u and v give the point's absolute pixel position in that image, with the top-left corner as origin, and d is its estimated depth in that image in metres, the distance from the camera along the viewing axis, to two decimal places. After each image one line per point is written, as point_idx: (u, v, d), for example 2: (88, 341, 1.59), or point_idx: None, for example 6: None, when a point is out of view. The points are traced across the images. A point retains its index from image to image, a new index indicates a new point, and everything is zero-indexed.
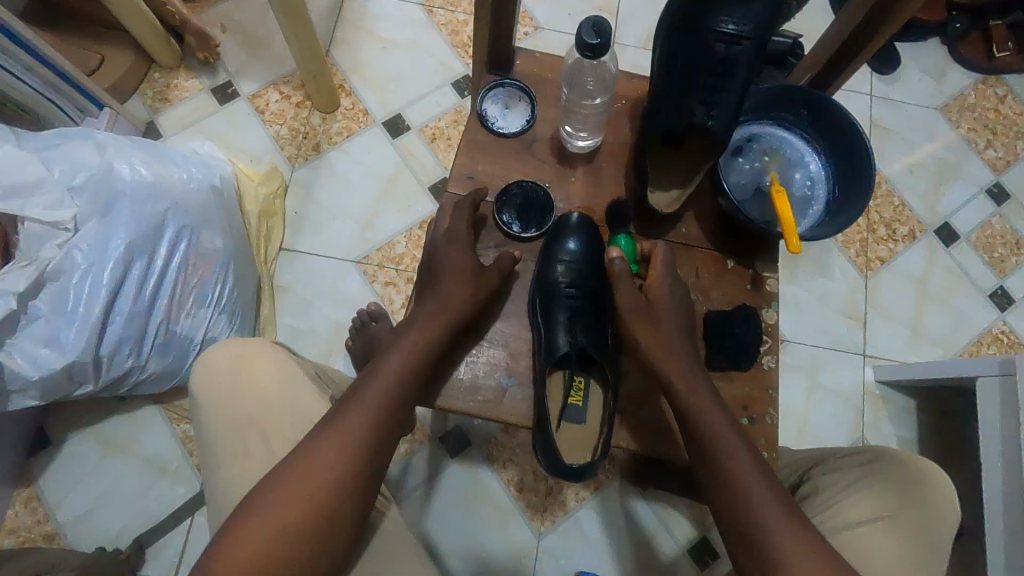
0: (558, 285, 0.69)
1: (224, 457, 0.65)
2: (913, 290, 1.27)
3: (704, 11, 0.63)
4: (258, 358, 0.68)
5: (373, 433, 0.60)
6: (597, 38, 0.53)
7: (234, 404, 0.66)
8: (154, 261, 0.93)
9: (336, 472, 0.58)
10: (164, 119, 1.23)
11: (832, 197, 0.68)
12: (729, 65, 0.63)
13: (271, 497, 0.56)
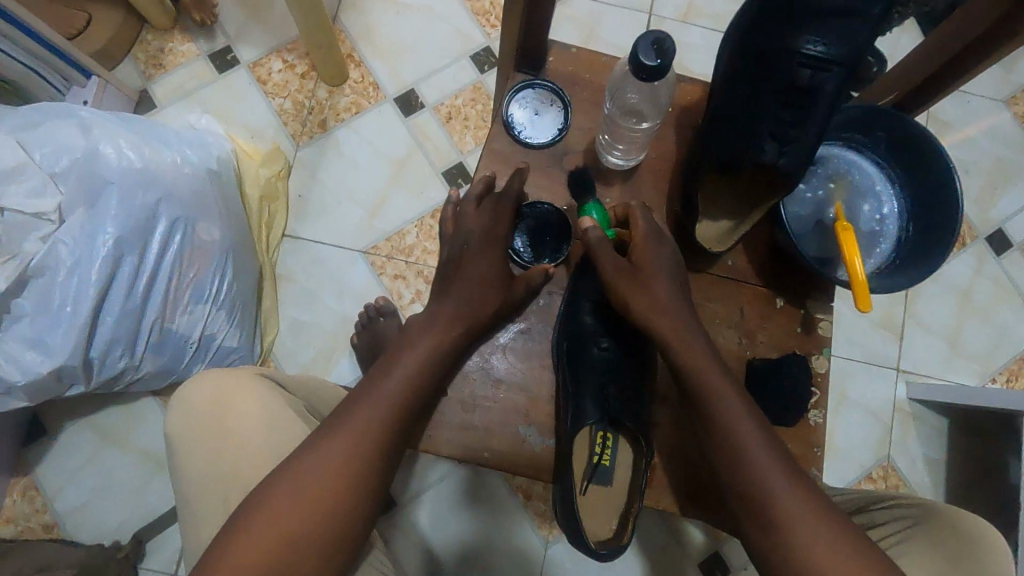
0: (584, 330, 0.64)
1: (203, 514, 0.60)
2: (957, 302, 1.18)
3: (785, 29, 0.55)
4: (241, 397, 0.63)
5: (367, 443, 0.55)
6: (658, 60, 0.49)
7: (216, 451, 0.61)
8: (147, 255, 0.86)
9: (331, 481, 0.53)
10: (158, 87, 1.14)
11: (905, 235, 0.61)
12: (811, 94, 0.54)
13: (258, 516, 0.51)
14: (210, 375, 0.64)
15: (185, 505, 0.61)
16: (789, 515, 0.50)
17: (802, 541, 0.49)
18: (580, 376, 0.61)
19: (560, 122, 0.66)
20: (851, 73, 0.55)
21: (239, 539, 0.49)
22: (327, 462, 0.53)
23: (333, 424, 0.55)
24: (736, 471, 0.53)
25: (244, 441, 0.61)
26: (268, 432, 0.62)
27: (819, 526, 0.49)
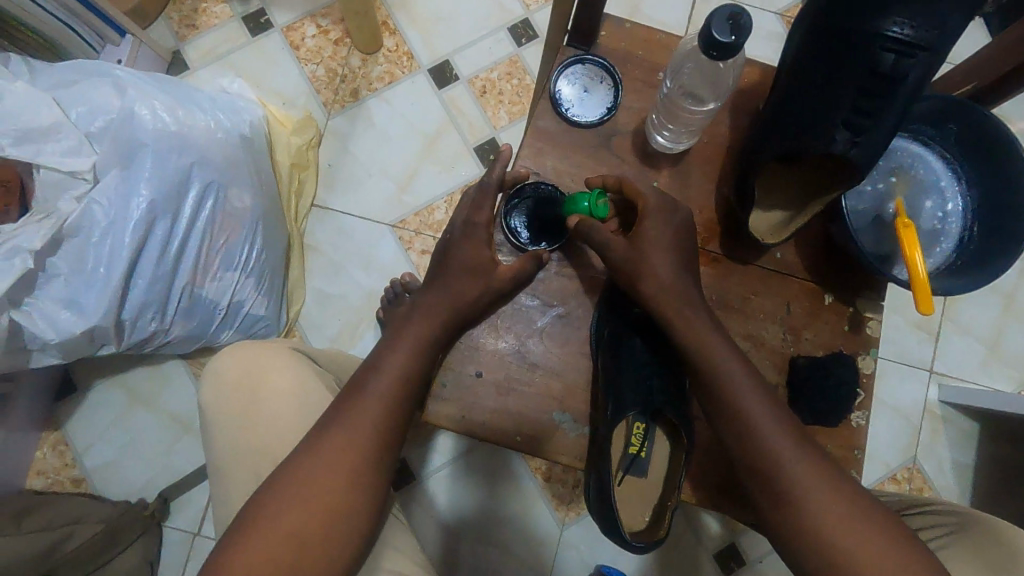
0: (628, 318, 0.63)
1: (234, 487, 0.60)
2: (999, 305, 1.14)
3: (869, 8, 0.51)
4: (270, 371, 0.63)
5: (377, 421, 0.56)
6: (731, 37, 0.46)
7: (246, 424, 0.61)
8: (179, 220, 0.86)
9: (349, 454, 0.54)
10: (191, 48, 1.12)
11: (967, 234, 0.59)
12: (894, 82, 0.51)
13: (282, 493, 0.52)
14: (241, 349, 0.64)
15: (216, 476, 0.61)
16: (809, 505, 0.51)
17: (827, 529, 0.49)
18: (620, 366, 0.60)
19: (610, 102, 0.63)
20: (936, 62, 0.51)
21: (265, 518, 0.51)
22: (343, 437, 0.55)
23: (343, 404, 0.57)
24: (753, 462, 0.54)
25: (274, 414, 0.61)
26: (297, 406, 0.62)
27: (841, 512, 0.50)
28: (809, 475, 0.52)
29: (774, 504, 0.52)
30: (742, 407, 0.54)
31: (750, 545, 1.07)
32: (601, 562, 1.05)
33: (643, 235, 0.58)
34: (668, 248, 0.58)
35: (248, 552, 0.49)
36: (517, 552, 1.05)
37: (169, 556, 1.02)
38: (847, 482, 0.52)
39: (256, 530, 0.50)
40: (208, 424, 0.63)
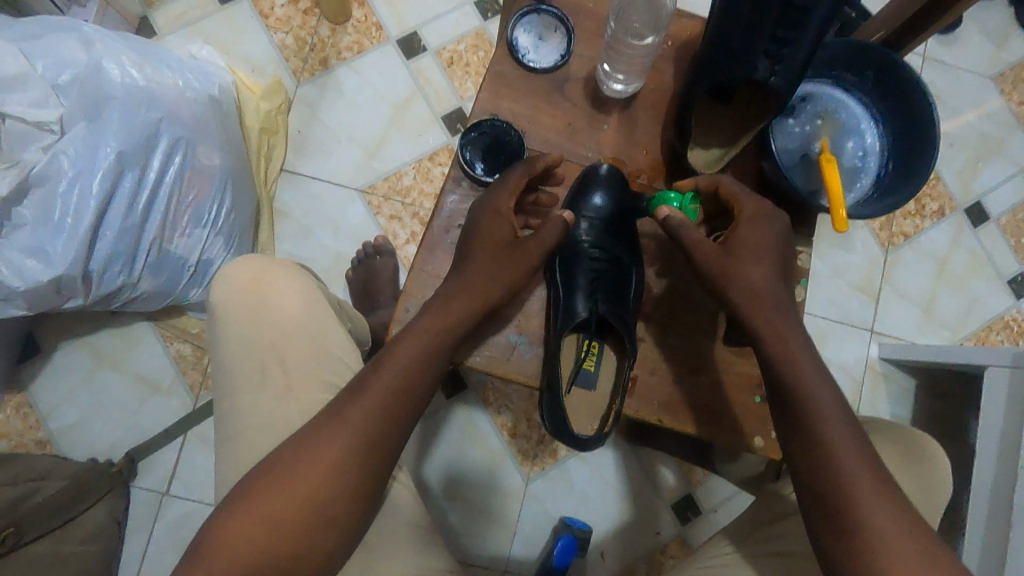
0: (580, 244, 0.65)
1: (238, 380, 0.60)
2: (932, 269, 1.23)
3: None
4: (277, 278, 0.62)
5: (383, 419, 0.56)
6: None
7: (250, 327, 0.60)
8: (147, 174, 0.87)
9: (355, 444, 0.55)
10: (158, 15, 1.13)
11: (884, 171, 0.64)
12: (803, 13, 0.52)
13: (272, 482, 0.54)
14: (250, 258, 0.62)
15: (217, 371, 0.61)
16: (845, 484, 0.53)
17: (854, 510, 0.52)
18: (573, 286, 0.63)
19: (564, 49, 0.67)
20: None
21: (269, 494, 0.53)
22: (350, 431, 0.55)
23: (357, 393, 0.56)
24: (808, 438, 0.56)
25: (284, 320, 0.61)
26: (305, 315, 0.62)
27: (873, 499, 0.52)
28: (856, 463, 0.54)
29: (813, 481, 0.55)
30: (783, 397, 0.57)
31: (703, 497, 1.12)
32: (565, 514, 1.10)
33: (739, 239, 0.61)
34: (770, 245, 0.61)
35: (235, 525, 0.52)
36: (482, 508, 1.09)
37: (136, 516, 1.03)
38: (888, 478, 0.54)
39: (260, 502, 0.53)
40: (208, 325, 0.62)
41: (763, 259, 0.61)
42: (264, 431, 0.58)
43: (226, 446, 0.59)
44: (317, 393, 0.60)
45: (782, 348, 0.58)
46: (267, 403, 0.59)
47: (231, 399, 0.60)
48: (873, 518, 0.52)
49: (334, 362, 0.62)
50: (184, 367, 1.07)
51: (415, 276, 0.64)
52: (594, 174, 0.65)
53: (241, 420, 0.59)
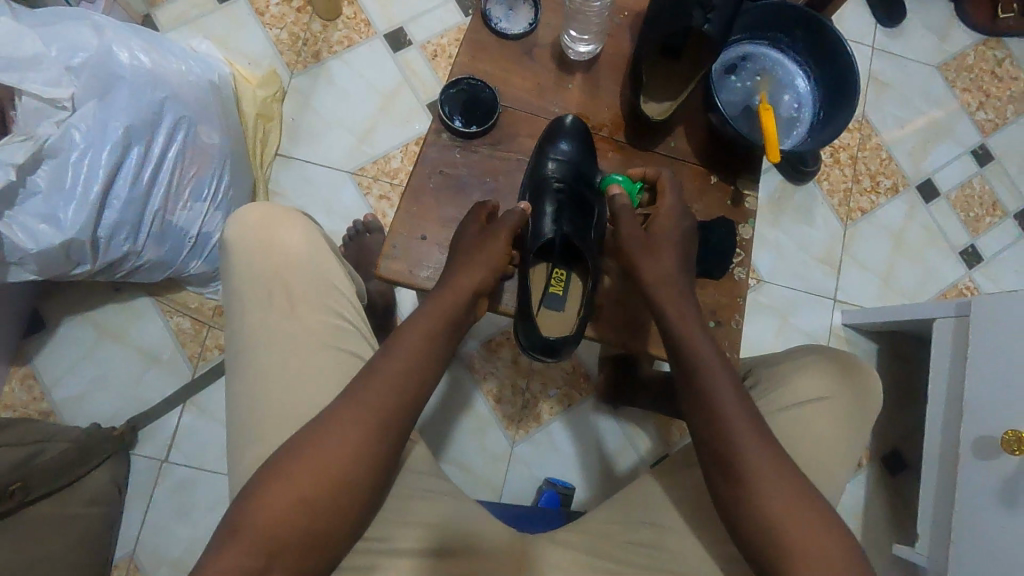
0: (548, 179, 0.70)
1: (248, 301, 0.68)
2: (889, 242, 1.32)
3: None
4: (284, 218, 0.71)
5: (398, 398, 0.62)
6: None
7: (262, 259, 0.68)
8: (152, 150, 0.94)
9: (363, 426, 0.60)
10: (160, 13, 1.21)
11: (817, 119, 0.73)
12: None
13: (292, 465, 0.58)
14: (261, 203, 0.71)
15: (229, 297, 0.69)
16: (750, 463, 0.59)
17: (755, 484, 0.59)
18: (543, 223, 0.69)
19: (532, 19, 0.75)
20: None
21: (286, 482, 0.58)
22: (364, 409, 0.60)
23: (363, 381, 0.62)
24: (711, 420, 0.61)
25: (289, 252, 0.69)
26: (307, 249, 0.70)
27: (771, 473, 0.59)
28: (760, 444, 0.60)
29: (718, 460, 0.61)
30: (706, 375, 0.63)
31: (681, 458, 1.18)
32: (549, 475, 1.15)
33: (657, 229, 0.69)
34: (674, 239, 0.69)
35: (261, 512, 0.56)
36: (470, 471, 1.14)
37: (137, 483, 1.07)
38: (780, 452, 0.61)
39: (274, 485, 0.57)
40: (223, 257, 0.70)
41: (669, 251, 0.68)
42: (273, 345, 0.66)
43: (238, 359, 0.67)
44: (317, 315, 0.68)
45: (687, 335, 0.65)
46: (274, 320, 0.67)
47: (242, 321, 0.68)
48: (771, 491, 0.58)
49: (332, 290, 0.70)
50: (184, 340, 1.12)
51: (401, 218, 0.71)
52: (562, 124, 0.72)
53: (252, 335, 0.67)
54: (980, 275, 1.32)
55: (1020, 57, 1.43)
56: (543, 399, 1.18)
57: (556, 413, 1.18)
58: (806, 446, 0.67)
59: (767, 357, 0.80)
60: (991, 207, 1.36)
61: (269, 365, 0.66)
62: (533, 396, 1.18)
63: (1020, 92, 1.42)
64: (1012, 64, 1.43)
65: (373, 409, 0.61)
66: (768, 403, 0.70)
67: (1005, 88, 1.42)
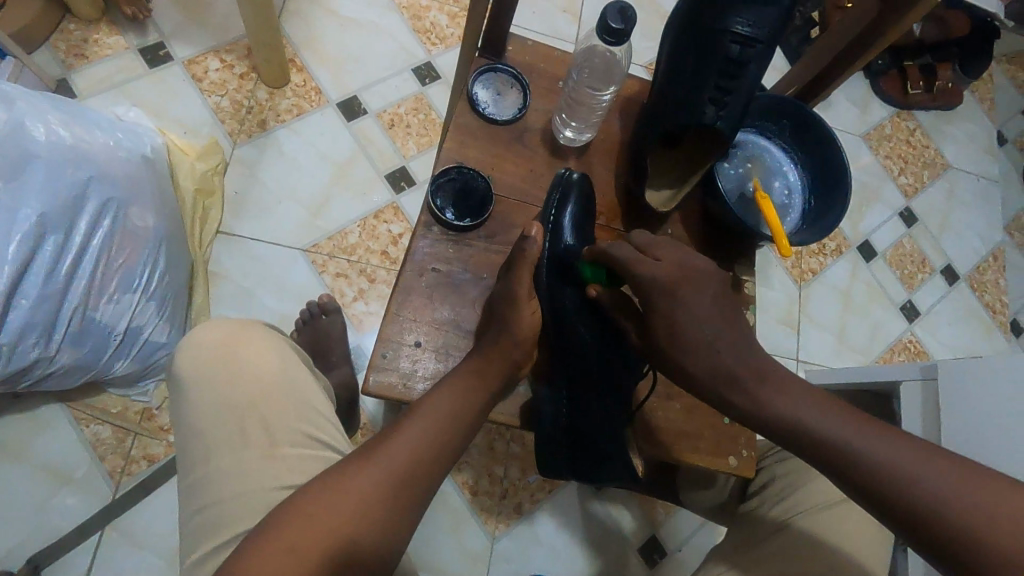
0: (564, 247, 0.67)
1: (214, 443, 0.59)
2: (839, 301, 1.38)
3: (718, 11, 0.63)
4: (248, 334, 0.63)
5: (420, 463, 0.54)
6: (621, 24, 0.58)
7: (226, 389, 0.60)
8: (72, 237, 0.80)
9: (376, 498, 0.51)
10: (78, 77, 1.09)
11: (808, 205, 0.75)
12: (741, 66, 0.63)
13: (295, 513, 0.49)
14: (217, 321, 0.63)
15: (189, 439, 0.60)
16: (885, 467, 0.50)
17: (912, 490, 0.48)
18: (571, 294, 0.67)
19: (520, 104, 0.73)
20: (770, 50, 0.65)
21: (292, 528, 0.48)
22: (377, 472, 0.52)
23: (390, 432, 0.55)
24: (800, 440, 0.54)
25: (258, 376, 0.60)
26: (280, 371, 0.62)
27: (917, 470, 0.49)
28: (876, 443, 0.51)
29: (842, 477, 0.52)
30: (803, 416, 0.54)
31: (669, 538, 1.12)
32: (534, 571, 1.05)
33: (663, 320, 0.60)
34: (705, 312, 0.59)
35: (250, 559, 0.46)
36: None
37: None
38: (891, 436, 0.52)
39: (258, 556, 0.46)
40: (177, 394, 0.61)
41: (697, 327, 0.58)
42: (247, 495, 0.57)
43: (204, 515, 0.57)
44: (299, 448, 0.59)
45: (727, 386, 0.57)
46: (249, 462, 0.58)
47: (208, 468, 0.58)
48: (932, 489, 0.48)
49: (314, 415, 0.62)
50: (102, 452, 0.95)
51: (389, 321, 0.65)
52: (566, 180, 0.68)
53: (225, 484, 0.57)
54: (920, 328, 1.40)
55: (929, 127, 1.58)
56: (523, 486, 1.09)
57: (538, 501, 1.09)
58: (845, 537, 0.66)
59: (783, 448, 0.81)
60: (921, 264, 1.46)
61: (248, 517, 0.56)
62: (512, 484, 1.09)
63: (932, 160, 1.55)
64: (923, 134, 1.58)
65: (388, 474, 0.52)
66: (802, 500, 0.70)
67: (920, 156, 1.55)
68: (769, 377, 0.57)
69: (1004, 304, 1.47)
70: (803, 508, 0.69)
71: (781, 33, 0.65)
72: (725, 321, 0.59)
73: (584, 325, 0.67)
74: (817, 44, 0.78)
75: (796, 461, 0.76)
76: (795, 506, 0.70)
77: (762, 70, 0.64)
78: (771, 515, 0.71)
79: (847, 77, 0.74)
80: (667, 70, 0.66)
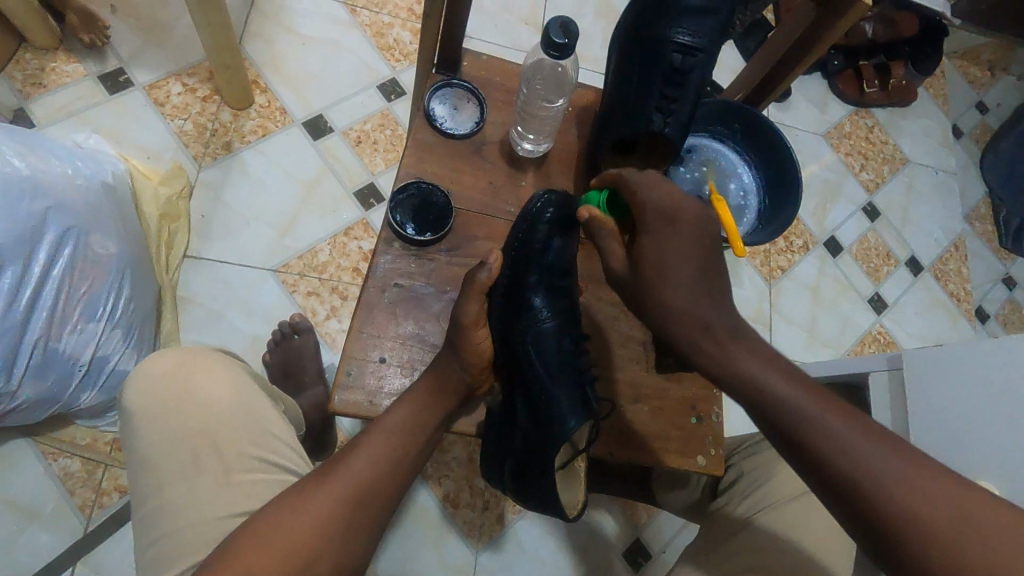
0: (525, 272, 0.68)
1: (168, 474, 0.58)
2: (808, 296, 1.41)
3: (659, 22, 0.66)
4: (204, 362, 0.63)
5: (376, 480, 0.54)
6: (564, 39, 0.59)
7: (182, 417, 0.59)
8: (31, 269, 0.78)
9: (332, 514, 0.51)
10: (36, 106, 1.07)
11: (763, 205, 0.78)
12: (685, 74, 0.66)
13: (247, 540, 0.48)
14: (171, 349, 0.63)
15: (142, 471, 0.59)
16: (874, 477, 0.45)
17: (856, 464, 0.46)
18: (530, 316, 0.67)
19: (477, 117, 0.74)
20: (713, 55, 0.67)
21: (246, 554, 0.47)
22: (332, 488, 0.52)
23: (346, 452, 0.55)
24: (752, 399, 0.50)
25: (213, 403, 0.60)
26: (235, 397, 0.62)
27: (904, 483, 0.44)
28: (864, 440, 0.46)
29: (786, 432, 0.48)
30: (763, 379, 0.50)
31: (652, 540, 1.12)
32: None
33: (657, 251, 0.57)
34: (675, 250, 0.56)
35: None
36: None
37: None
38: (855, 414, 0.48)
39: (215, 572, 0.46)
40: (132, 426, 0.60)
41: (679, 263, 0.55)
42: (203, 524, 0.56)
43: (160, 547, 0.56)
44: (255, 473, 0.59)
45: (687, 334, 0.54)
46: (204, 491, 0.58)
47: (163, 499, 0.58)
48: (878, 467, 0.45)
49: (270, 439, 0.62)
50: (72, 486, 0.93)
51: (353, 338, 0.66)
52: (544, 199, 0.69)
53: (182, 513, 0.57)
54: (889, 319, 1.44)
55: (887, 123, 1.63)
56: (505, 497, 1.09)
57: (520, 510, 1.09)
58: (808, 538, 0.65)
59: (748, 445, 0.83)
60: (886, 257, 1.49)
61: (206, 547, 0.55)
62: (494, 495, 1.09)
63: (891, 155, 1.60)
64: (881, 130, 1.62)
65: (345, 490, 0.52)
66: (767, 494, 0.71)
67: (879, 151, 1.59)
68: (754, 346, 0.53)
69: (967, 292, 1.52)
70: (766, 502, 0.70)
71: (721, 41, 0.68)
72: (709, 265, 0.56)
73: (532, 355, 0.66)
74: (760, 50, 0.81)
75: (764, 455, 0.78)
76: (762, 501, 0.71)
77: (705, 77, 0.67)
78: (740, 512, 0.72)
79: (795, 75, 0.77)
80: (615, 83, 0.68)
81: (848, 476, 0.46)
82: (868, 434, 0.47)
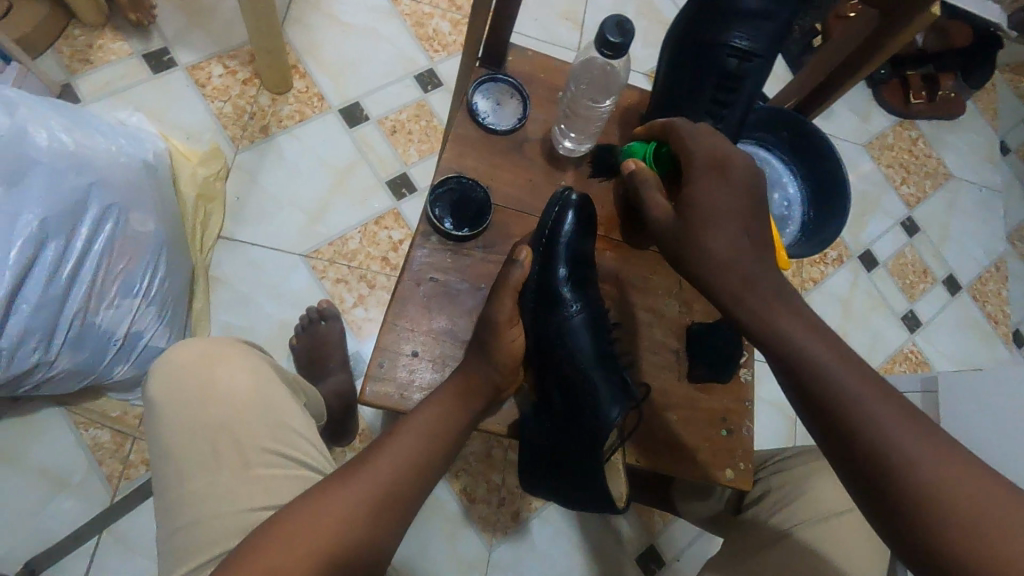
0: (554, 267, 0.67)
1: (189, 465, 0.59)
2: (839, 309, 1.37)
3: (716, 25, 0.64)
4: (226, 354, 0.63)
5: (402, 482, 0.54)
6: (618, 38, 0.58)
7: (203, 410, 0.60)
8: (74, 242, 0.80)
9: (359, 509, 0.51)
10: (82, 82, 1.09)
11: (807, 217, 0.76)
12: (739, 80, 0.65)
13: (273, 534, 0.48)
14: (193, 343, 0.63)
15: (164, 462, 0.60)
16: (913, 469, 0.44)
17: (892, 448, 0.45)
18: (563, 312, 0.67)
19: (518, 114, 0.73)
20: (769, 60, 0.66)
21: (275, 545, 0.48)
22: (360, 486, 0.52)
23: (372, 453, 0.55)
24: (794, 367, 0.51)
25: (232, 397, 0.61)
26: (254, 391, 0.62)
27: (944, 482, 0.43)
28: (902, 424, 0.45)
29: (822, 401, 0.49)
30: (805, 347, 0.51)
31: (667, 547, 1.11)
32: None
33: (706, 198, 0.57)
34: (723, 200, 0.57)
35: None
36: None
37: None
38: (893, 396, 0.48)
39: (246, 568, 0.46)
40: (154, 418, 0.61)
41: (722, 210, 0.57)
42: (222, 515, 0.57)
43: (179, 537, 0.57)
44: (273, 467, 0.60)
45: (725, 280, 0.55)
46: (223, 483, 0.58)
47: (183, 490, 0.59)
48: (916, 455, 0.44)
49: (288, 434, 0.62)
50: (101, 457, 0.95)
51: (385, 331, 0.66)
52: (564, 198, 0.68)
53: (200, 506, 0.58)
54: (921, 338, 1.40)
55: (931, 136, 1.58)
56: (521, 494, 1.09)
57: (535, 509, 1.09)
58: (837, 558, 0.65)
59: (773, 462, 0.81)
60: (922, 274, 1.45)
61: (225, 539, 0.56)
62: (509, 492, 1.09)
63: (934, 169, 1.55)
64: (926, 143, 1.57)
65: (372, 490, 0.52)
66: (793, 514, 0.70)
67: (921, 165, 1.55)
68: (800, 313, 0.54)
69: (1006, 315, 1.47)
70: (790, 522, 0.69)
71: (778, 47, 0.67)
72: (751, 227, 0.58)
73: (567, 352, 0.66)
74: (812, 59, 0.79)
75: (791, 472, 0.76)
76: (788, 519, 0.70)
77: (759, 82, 0.66)
78: (763, 529, 0.71)
79: (848, 86, 0.75)
80: (663, 87, 0.67)
81: (880, 454, 0.45)
82: (907, 421, 0.46)
